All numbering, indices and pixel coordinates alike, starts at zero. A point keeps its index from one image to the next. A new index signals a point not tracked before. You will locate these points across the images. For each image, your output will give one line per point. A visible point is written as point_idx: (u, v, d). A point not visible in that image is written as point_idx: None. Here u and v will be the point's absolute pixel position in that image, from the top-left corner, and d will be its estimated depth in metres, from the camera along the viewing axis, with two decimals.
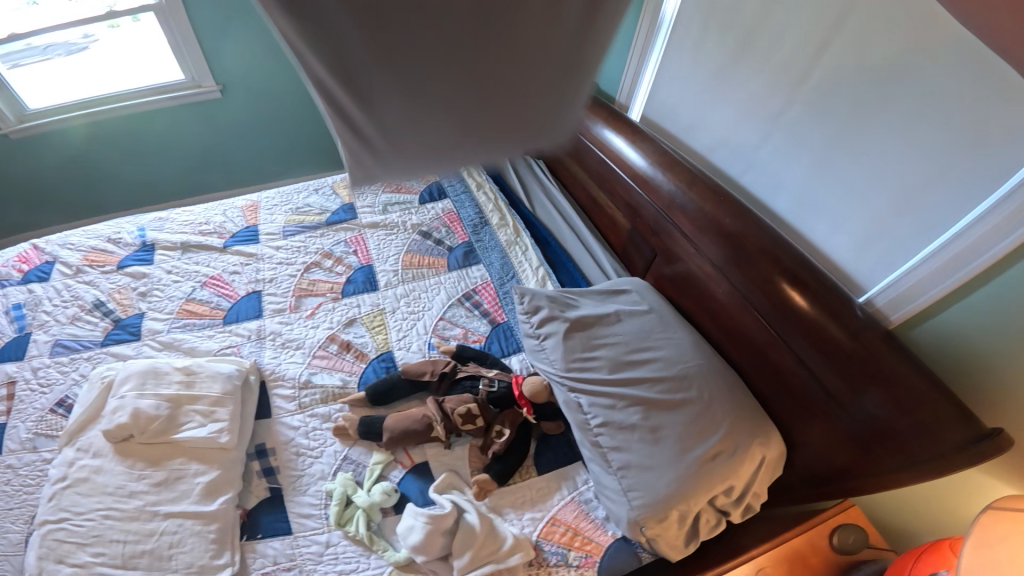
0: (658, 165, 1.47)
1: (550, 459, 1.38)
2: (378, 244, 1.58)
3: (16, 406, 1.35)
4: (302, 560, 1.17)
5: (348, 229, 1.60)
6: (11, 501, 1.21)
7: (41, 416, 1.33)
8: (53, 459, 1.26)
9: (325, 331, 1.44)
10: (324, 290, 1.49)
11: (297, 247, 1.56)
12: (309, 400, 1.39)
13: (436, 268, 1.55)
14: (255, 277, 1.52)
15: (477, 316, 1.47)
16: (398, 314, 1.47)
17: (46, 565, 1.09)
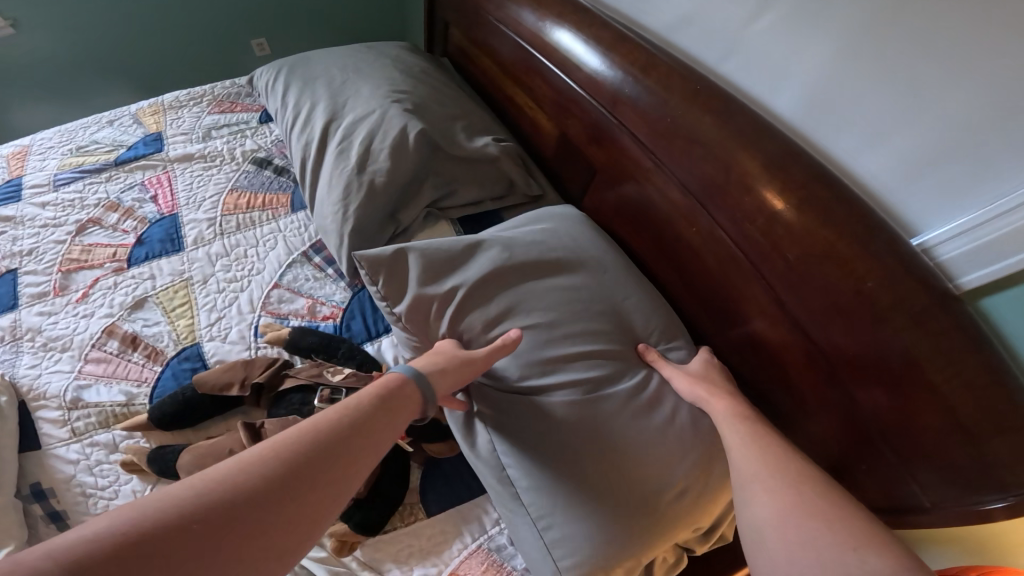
0: (597, 45, 0.93)
1: (447, 492, 0.89)
2: (190, 184, 1.00)
3: None
4: None
5: (147, 166, 1.03)
6: None
7: None
8: None
9: (101, 319, 0.94)
10: (103, 260, 0.98)
11: (68, 200, 1.04)
12: (83, 425, 0.86)
13: (274, 209, 0.96)
14: (10, 248, 1.00)
15: (329, 278, 0.91)
16: (211, 286, 0.92)
17: None
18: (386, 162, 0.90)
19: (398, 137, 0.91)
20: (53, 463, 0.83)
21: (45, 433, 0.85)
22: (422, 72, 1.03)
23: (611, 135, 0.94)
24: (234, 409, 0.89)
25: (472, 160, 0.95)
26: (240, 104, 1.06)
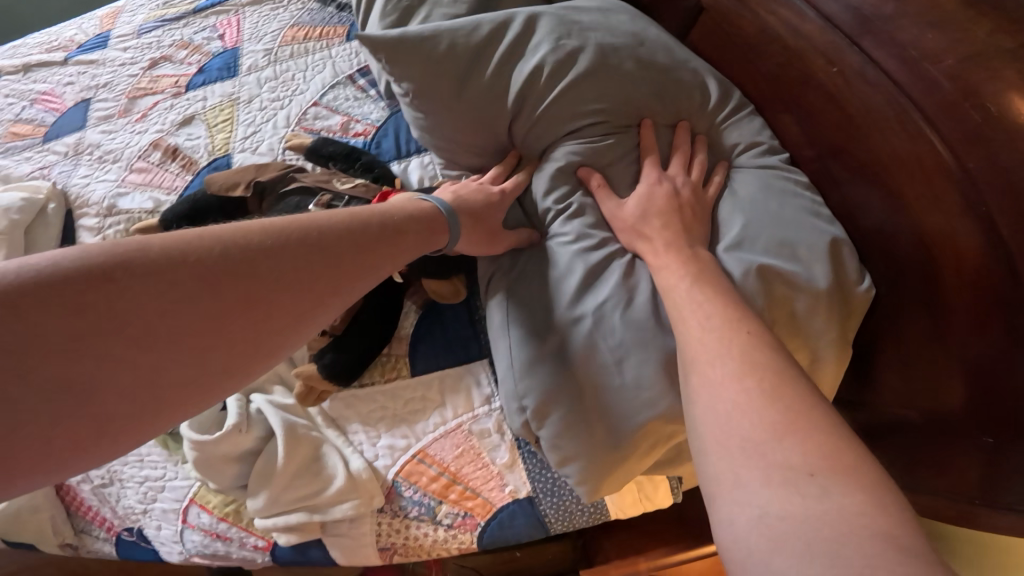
0: None
1: (433, 352, 0.76)
2: (256, 21, 0.94)
3: None
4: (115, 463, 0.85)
5: (218, 10, 0.97)
6: None
7: None
8: None
9: (153, 134, 0.84)
10: (166, 87, 0.88)
11: (146, 42, 0.95)
12: (114, 234, 0.79)
13: (329, 40, 0.91)
14: (91, 82, 0.91)
15: (370, 99, 0.83)
16: (257, 105, 0.85)
17: None
18: None
19: None
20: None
21: (83, 242, 0.80)
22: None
23: None
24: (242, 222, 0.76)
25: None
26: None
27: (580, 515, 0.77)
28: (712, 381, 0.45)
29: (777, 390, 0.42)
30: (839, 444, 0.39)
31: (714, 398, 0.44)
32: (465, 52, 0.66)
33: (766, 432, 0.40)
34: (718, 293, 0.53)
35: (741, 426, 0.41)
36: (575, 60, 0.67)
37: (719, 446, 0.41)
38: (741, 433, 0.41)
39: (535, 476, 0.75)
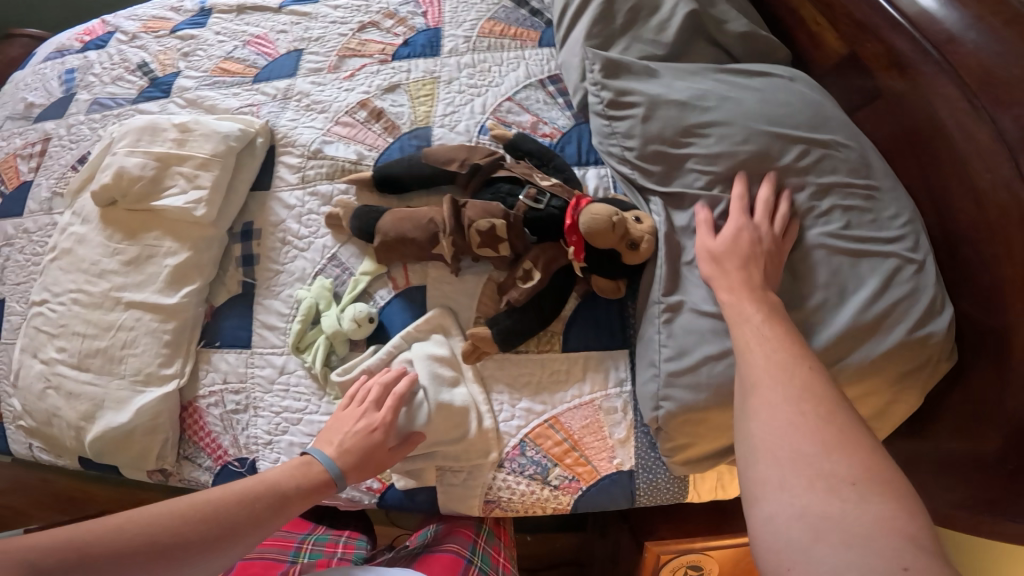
0: None
1: (585, 332, 0.86)
2: (458, 5, 1.02)
3: (44, 162, 0.94)
4: (251, 385, 0.84)
5: None
6: (21, 274, 0.92)
7: (62, 175, 0.92)
8: (59, 221, 0.89)
9: (358, 93, 0.94)
10: (374, 52, 0.98)
11: (353, 6, 1.04)
12: (314, 174, 0.88)
13: (522, 41, 0.98)
14: (302, 35, 1.01)
15: (557, 106, 0.93)
16: (455, 86, 0.94)
17: (25, 357, 0.88)
18: (652, 33, 0.88)
19: (666, 15, 0.88)
20: (274, 205, 0.87)
21: (280, 176, 0.89)
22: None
23: (921, 62, 0.73)
24: (437, 189, 0.86)
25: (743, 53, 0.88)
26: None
27: (665, 492, 0.85)
28: (767, 401, 0.54)
29: (829, 421, 0.51)
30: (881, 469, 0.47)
31: (769, 414, 0.53)
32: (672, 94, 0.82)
33: (816, 453, 0.48)
34: (785, 332, 0.60)
35: (789, 439, 0.50)
36: (758, 112, 0.80)
37: (774, 458, 0.50)
38: (793, 448, 0.50)
39: (639, 453, 0.84)
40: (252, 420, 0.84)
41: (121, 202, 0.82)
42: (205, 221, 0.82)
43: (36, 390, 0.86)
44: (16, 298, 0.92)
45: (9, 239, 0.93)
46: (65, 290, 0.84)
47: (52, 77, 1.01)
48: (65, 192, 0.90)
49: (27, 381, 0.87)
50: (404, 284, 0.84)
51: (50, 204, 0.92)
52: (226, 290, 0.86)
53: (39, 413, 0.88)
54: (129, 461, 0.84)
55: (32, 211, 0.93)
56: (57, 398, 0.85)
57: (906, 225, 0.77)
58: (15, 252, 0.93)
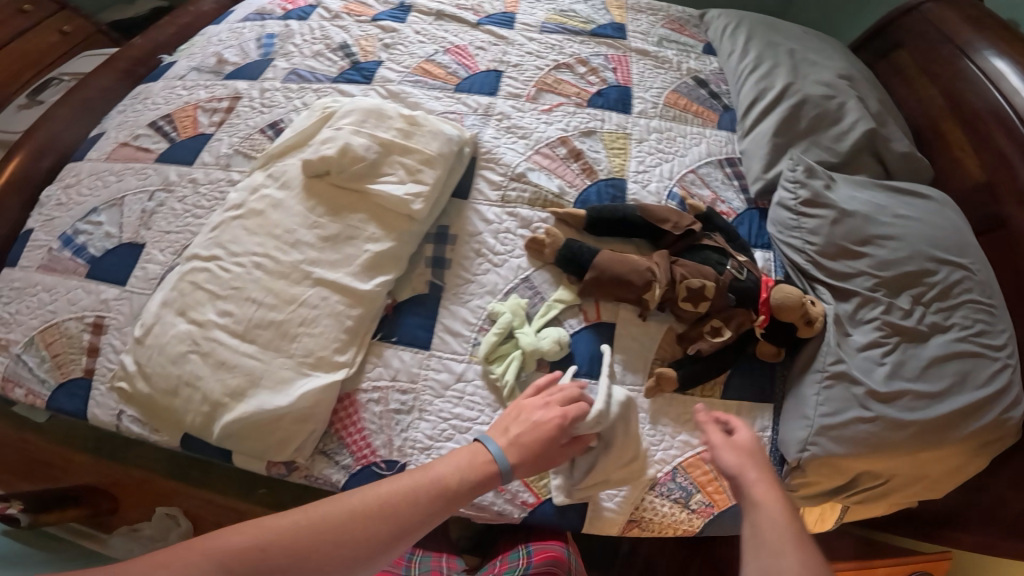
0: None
1: (742, 385, 0.91)
2: (647, 71, 1.08)
3: (230, 119, 0.91)
4: (423, 387, 0.79)
5: (610, 43, 1.09)
6: (174, 223, 0.84)
7: (248, 133, 0.90)
8: (240, 181, 0.84)
9: (557, 130, 0.98)
10: (570, 94, 1.02)
11: (547, 42, 1.08)
12: (514, 195, 0.90)
13: (704, 120, 1.08)
14: (499, 57, 1.03)
15: (733, 188, 1.03)
16: (645, 146, 1.01)
17: (165, 316, 0.76)
18: (829, 141, 1.01)
19: (846, 130, 1.02)
20: (473, 215, 0.88)
21: (480, 189, 0.90)
22: (874, 80, 1.12)
23: None
24: (628, 240, 0.94)
25: (895, 167, 1.03)
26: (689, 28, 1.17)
27: None
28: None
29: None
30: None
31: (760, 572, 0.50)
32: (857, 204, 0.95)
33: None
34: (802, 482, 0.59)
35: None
36: (918, 229, 0.93)
37: None
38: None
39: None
40: (411, 423, 0.78)
41: (334, 177, 0.79)
42: (416, 216, 0.79)
43: (170, 354, 0.75)
44: (160, 248, 0.83)
45: (170, 185, 0.86)
46: (243, 248, 0.77)
47: (251, 39, 1.03)
48: (257, 156, 0.87)
49: (160, 341, 0.76)
50: (595, 318, 0.88)
51: (228, 159, 0.88)
52: (411, 286, 0.84)
53: (164, 379, 0.76)
54: (270, 447, 0.76)
55: (205, 162, 0.88)
56: (195, 365, 0.74)
57: (1009, 340, 0.85)
58: (174, 199, 0.85)
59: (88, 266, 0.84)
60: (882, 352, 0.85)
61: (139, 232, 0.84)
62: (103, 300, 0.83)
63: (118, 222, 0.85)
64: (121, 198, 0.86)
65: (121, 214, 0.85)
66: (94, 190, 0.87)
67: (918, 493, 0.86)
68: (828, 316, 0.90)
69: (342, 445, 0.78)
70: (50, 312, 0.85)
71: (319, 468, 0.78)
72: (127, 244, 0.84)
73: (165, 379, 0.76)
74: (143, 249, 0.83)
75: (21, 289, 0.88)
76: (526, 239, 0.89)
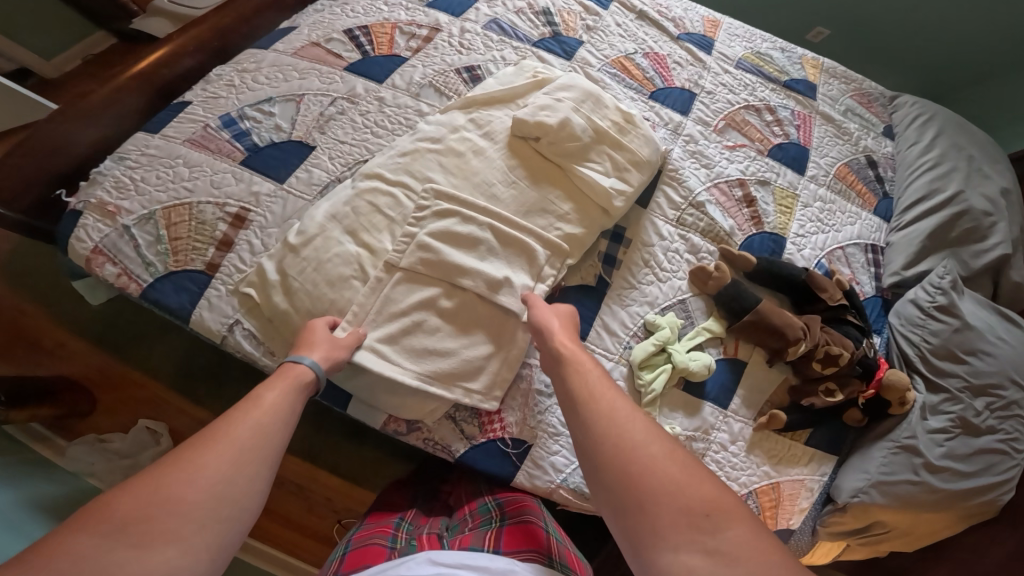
0: None
1: (825, 434, 0.91)
2: (824, 137, 1.17)
3: (428, 49, 0.86)
4: None
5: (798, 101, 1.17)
6: (352, 134, 0.74)
7: (442, 70, 0.82)
8: (431, 116, 0.75)
9: (737, 169, 0.97)
10: (755, 138, 1.04)
11: (741, 80, 1.11)
12: (691, 221, 0.90)
13: (863, 200, 1.16)
14: (695, 79, 1.04)
15: (868, 273, 1.08)
16: (807, 212, 1.04)
17: (331, 232, 0.66)
18: (970, 255, 1.08)
19: (986, 248, 1.09)
20: (650, 226, 0.87)
21: (660, 203, 0.89)
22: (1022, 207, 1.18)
23: None
24: (775, 292, 0.94)
25: None
26: (874, 106, 1.34)
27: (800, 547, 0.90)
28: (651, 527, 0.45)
29: (700, 535, 0.43)
30: (766, 553, 0.43)
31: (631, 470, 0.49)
32: (976, 316, 0.97)
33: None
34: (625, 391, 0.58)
35: (695, 562, 0.42)
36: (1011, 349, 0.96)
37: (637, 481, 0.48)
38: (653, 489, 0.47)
39: (806, 518, 0.89)
40: (549, 408, 0.79)
41: (544, 150, 0.73)
42: (612, 212, 0.75)
43: (329, 277, 0.65)
44: (331, 155, 0.72)
45: (354, 96, 0.79)
46: (433, 181, 0.68)
47: None
48: (453, 100, 0.78)
49: (320, 257, 0.65)
50: (732, 353, 0.89)
51: (419, 89, 0.80)
52: (579, 275, 0.83)
53: (311, 302, 0.66)
54: (403, 401, 0.67)
55: (397, 86, 0.81)
56: (354, 294, 0.65)
57: None
58: (356, 112, 0.77)
59: (246, 154, 0.75)
60: (945, 437, 0.89)
61: (312, 134, 0.75)
62: (255, 194, 0.72)
63: (292, 119, 0.77)
64: (301, 96, 0.79)
65: (297, 111, 0.78)
66: (273, 81, 0.82)
67: (900, 545, 0.92)
68: (919, 403, 0.91)
69: (474, 413, 0.77)
70: (185, 190, 0.75)
71: (445, 437, 0.75)
72: (295, 141, 0.74)
73: (311, 302, 0.66)
74: (312, 152, 0.73)
75: (155, 158, 0.77)
76: (690, 266, 0.89)
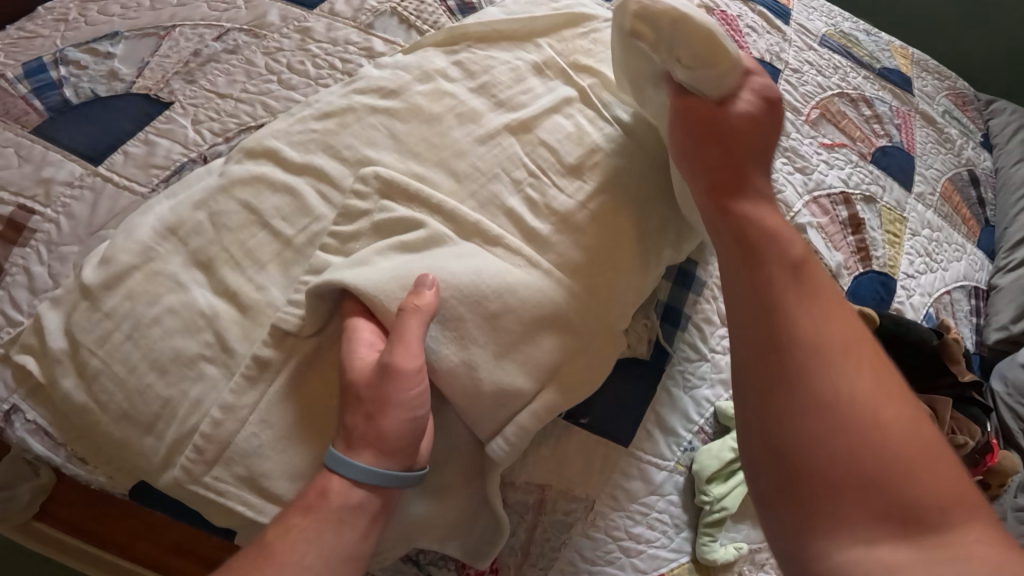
0: None
1: None
2: (927, 143, 0.83)
3: None
4: (602, 497, 0.44)
5: (896, 95, 0.85)
6: (249, 85, 0.42)
7: None
8: (389, 56, 0.43)
9: (838, 177, 0.66)
10: (856, 135, 0.73)
11: (829, 60, 0.79)
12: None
13: (970, 230, 0.82)
14: (777, 52, 0.73)
15: (970, 325, 0.74)
16: (917, 241, 0.71)
17: (172, 258, 0.32)
18: None
19: None
20: None
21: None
22: None
23: None
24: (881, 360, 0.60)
25: None
26: (969, 110, 1.01)
27: None
28: (837, 513, 0.29)
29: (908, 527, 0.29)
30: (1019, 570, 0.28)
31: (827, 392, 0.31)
32: None
33: None
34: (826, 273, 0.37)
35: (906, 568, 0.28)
36: None
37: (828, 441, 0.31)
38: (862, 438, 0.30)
39: None
40: (570, 540, 0.43)
41: (595, 136, 0.41)
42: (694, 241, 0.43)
43: (154, 354, 0.31)
44: (202, 121, 0.40)
45: (261, 28, 0.46)
46: (379, 161, 0.36)
47: None
48: (431, 32, 0.46)
49: (136, 312, 0.31)
50: None
51: (373, 16, 0.48)
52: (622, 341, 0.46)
53: (126, 397, 0.31)
54: None
55: (336, 12, 0.47)
56: (207, 388, 0.31)
57: None
58: (257, 50, 0.44)
59: (50, 117, 0.41)
60: None
61: (170, 82, 0.42)
62: (45, 181, 0.37)
63: (140, 62, 0.44)
64: (168, 29, 0.46)
65: (156, 50, 0.44)
66: (129, 11, 0.47)
67: None
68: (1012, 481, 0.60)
69: (447, 553, 0.40)
70: None
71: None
72: (139, 96, 0.41)
73: (121, 397, 0.31)
74: (164, 110, 0.41)
75: None
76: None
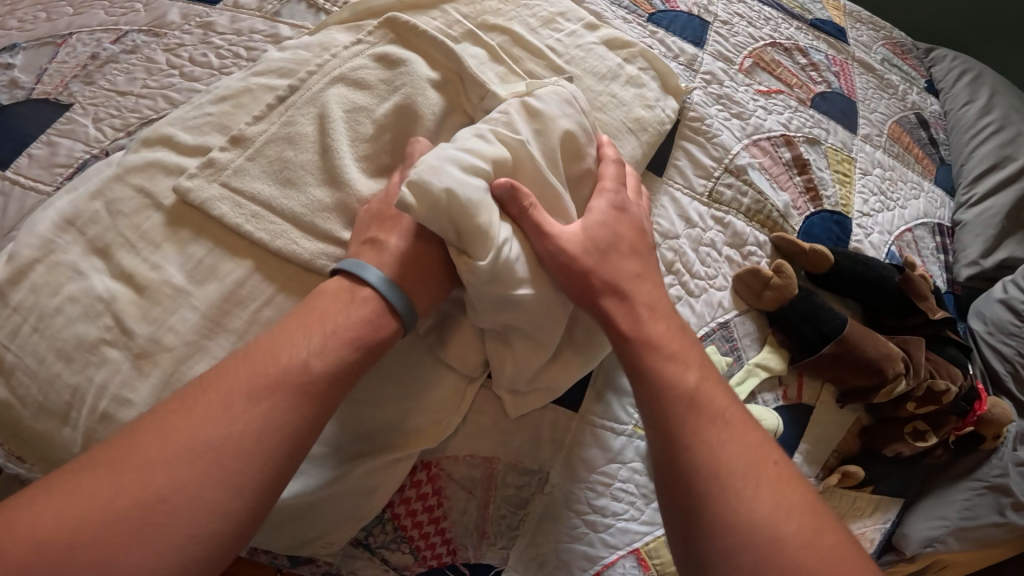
0: None
1: (899, 476, 0.60)
2: (869, 87, 0.85)
3: None
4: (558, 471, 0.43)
5: (833, 44, 0.86)
6: (150, 83, 0.42)
7: None
8: (295, 37, 0.43)
9: (777, 121, 0.67)
10: (793, 81, 0.74)
11: (760, 12, 0.80)
12: (727, 195, 0.57)
13: (923, 167, 0.83)
14: (705, 5, 0.73)
15: (938, 263, 0.75)
16: (868, 181, 0.71)
17: (74, 251, 0.32)
18: None
19: None
20: (669, 205, 0.53)
21: (679, 167, 0.55)
22: None
23: None
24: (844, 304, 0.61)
25: None
26: (910, 56, 1.03)
27: None
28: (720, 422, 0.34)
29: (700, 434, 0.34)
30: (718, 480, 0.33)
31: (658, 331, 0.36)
32: None
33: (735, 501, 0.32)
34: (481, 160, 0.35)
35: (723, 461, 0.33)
36: None
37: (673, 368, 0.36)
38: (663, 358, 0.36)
39: None
40: (528, 516, 0.43)
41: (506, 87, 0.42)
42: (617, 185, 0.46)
43: (59, 345, 0.31)
44: (104, 120, 0.40)
45: (161, 27, 0.46)
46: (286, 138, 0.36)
47: None
48: (337, 10, 0.46)
49: (39, 304, 0.31)
50: (795, 397, 0.54)
51: (279, 4, 0.48)
52: None
53: (34, 389, 0.31)
54: (277, 533, 0.37)
55: (240, 4, 0.47)
56: (111, 372, 0.31)
57: None
58: (158, 47, 0.44)
59: None
60: None
61: (69, 86, 0.42)
62: None
63: (39, 69, 0.43)
64: (64, 36, 0.45)
65: (54, 57, 0.44)
66: (27, 24, 0.46)
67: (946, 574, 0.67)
68: (1010, 433, 0.63)
69: (398, 537, 0.41)
70: None
71: (362, 573, 0.42)
72: (38, 101, 0.41)
73: (34, 390, 0.31)
74: (64, 112, 0.40)
75: None
76: (735, 268, 0.55)
